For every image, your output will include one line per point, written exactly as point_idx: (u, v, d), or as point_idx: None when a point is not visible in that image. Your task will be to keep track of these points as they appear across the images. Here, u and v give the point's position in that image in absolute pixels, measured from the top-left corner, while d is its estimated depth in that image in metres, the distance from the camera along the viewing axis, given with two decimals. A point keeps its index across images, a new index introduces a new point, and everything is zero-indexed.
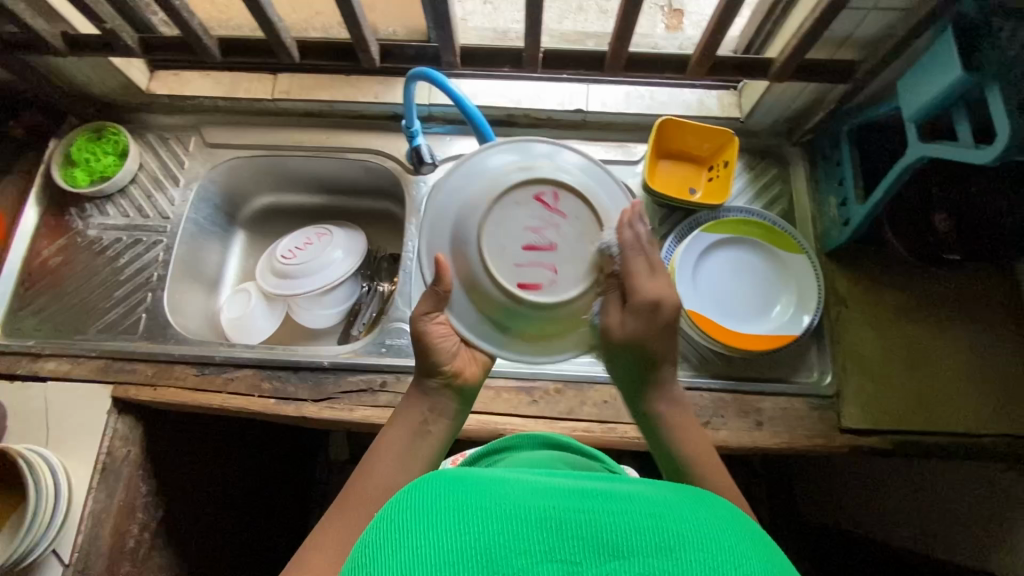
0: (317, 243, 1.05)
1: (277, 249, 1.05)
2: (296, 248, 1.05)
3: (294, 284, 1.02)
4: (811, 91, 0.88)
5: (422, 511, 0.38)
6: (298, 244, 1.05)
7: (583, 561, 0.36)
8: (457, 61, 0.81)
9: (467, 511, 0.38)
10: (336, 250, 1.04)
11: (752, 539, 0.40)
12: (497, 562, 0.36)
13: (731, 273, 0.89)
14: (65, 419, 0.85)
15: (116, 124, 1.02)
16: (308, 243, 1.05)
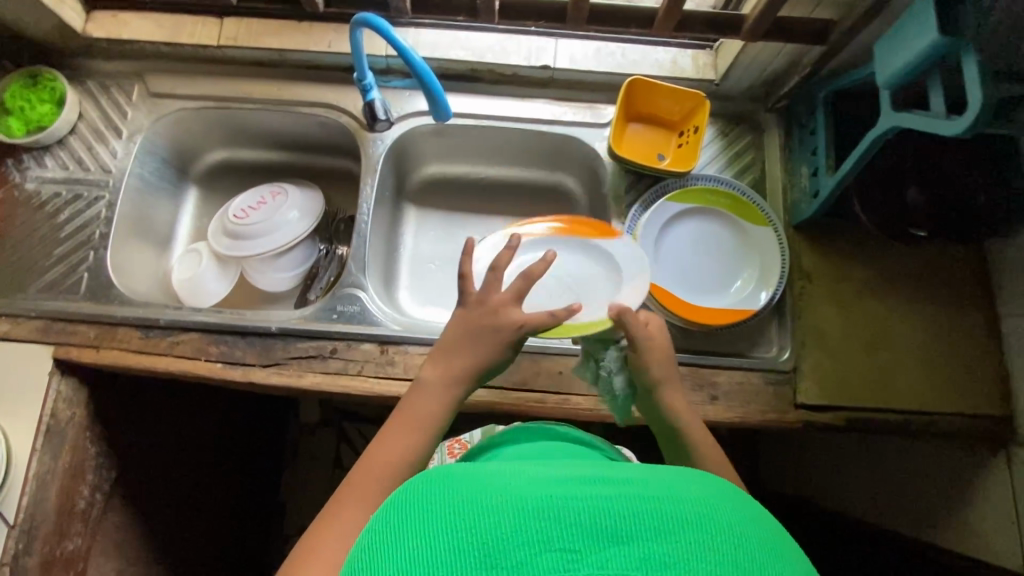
0: (272, 203, 1.00)
1: (230, 209, 1.01)
2: (250, 207, 1.00)
3: (247, 246, 0.98)
4: (788, 53, 0.83)
5: (417, 509, 0.36)
6: (252, 203, 1.01)
7: (581, 548, 0.34)
8: (407, 8, 0.75)
9: (462, 507, 0.35)
10: (290, 211, 1.00)
11: (753, 516, 0.38)
12: (495, 557, 0.33)
13: (698, 246, 0.87)
14: (5, 380, 0.83)
15: (52, 69, 0.95)
16: (262, 202, 1.01)
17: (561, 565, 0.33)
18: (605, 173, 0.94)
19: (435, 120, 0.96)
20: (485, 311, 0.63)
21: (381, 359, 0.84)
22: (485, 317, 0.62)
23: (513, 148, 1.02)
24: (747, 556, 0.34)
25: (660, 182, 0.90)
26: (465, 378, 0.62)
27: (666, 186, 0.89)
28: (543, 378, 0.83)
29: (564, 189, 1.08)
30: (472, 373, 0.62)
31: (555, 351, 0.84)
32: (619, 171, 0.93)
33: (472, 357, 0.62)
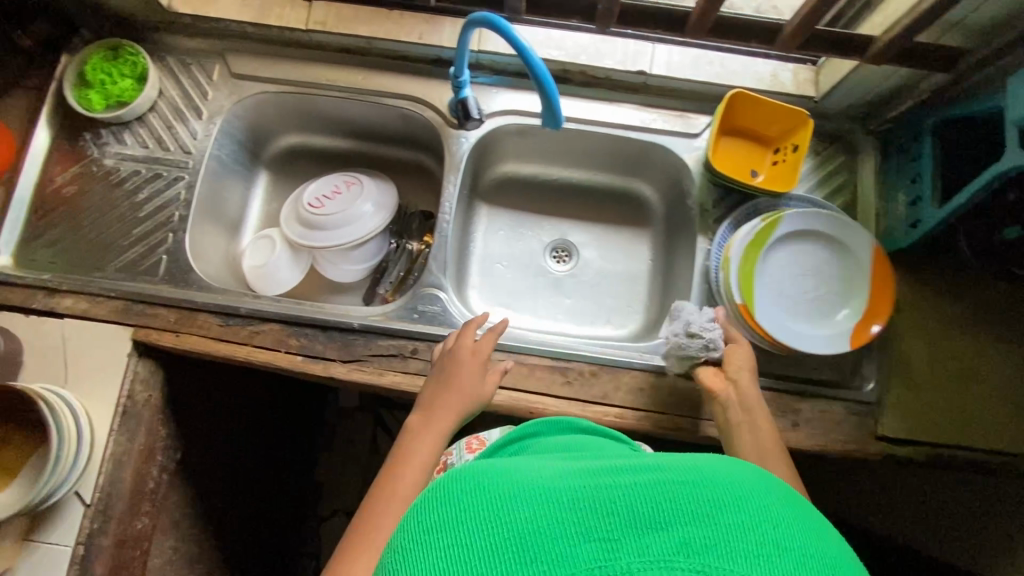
0: (345, 194, 0.99)
1: (303, 197, 0.99)
2: (324, 195, 0.99)
3: (322, 237, 0.97)
4: (903, 76, 0.80)
5: (449, 501, 0.37)
6: (324, 192, 0.99)
7: (622, 538, 0.32)
8: (522, 8, 0.72)
9: (493, 504, 0.36)
10: (364, 202, 0.98)
11: (787, 499, 0.37)
12: (531, 551, 0.32)
13: (793, 271, 0.86)
14: (82, 359, 0.83)
15: (134, 43, 0.93)
16: (336, 192, 0.99)
17: (603, 556, 0.32)
18: (693, 185, 0.92)
19: (521, 120, 0.94)
20: (450, 356, 0.77)
21: None
22: (450, 361, 0.77)
23: (593, 152, 1.00)
24: (789, 537, 0.33)
25: (752, 200, 0.88)
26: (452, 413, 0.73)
27: (758, 205, 0.87)
28: (624, 393, 0.82)
29: (639, 196, 1.06)
30: (455, 407, 0.73)
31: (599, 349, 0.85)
32: (707, 184, 0.91)
33: (452, 396, 0.74)
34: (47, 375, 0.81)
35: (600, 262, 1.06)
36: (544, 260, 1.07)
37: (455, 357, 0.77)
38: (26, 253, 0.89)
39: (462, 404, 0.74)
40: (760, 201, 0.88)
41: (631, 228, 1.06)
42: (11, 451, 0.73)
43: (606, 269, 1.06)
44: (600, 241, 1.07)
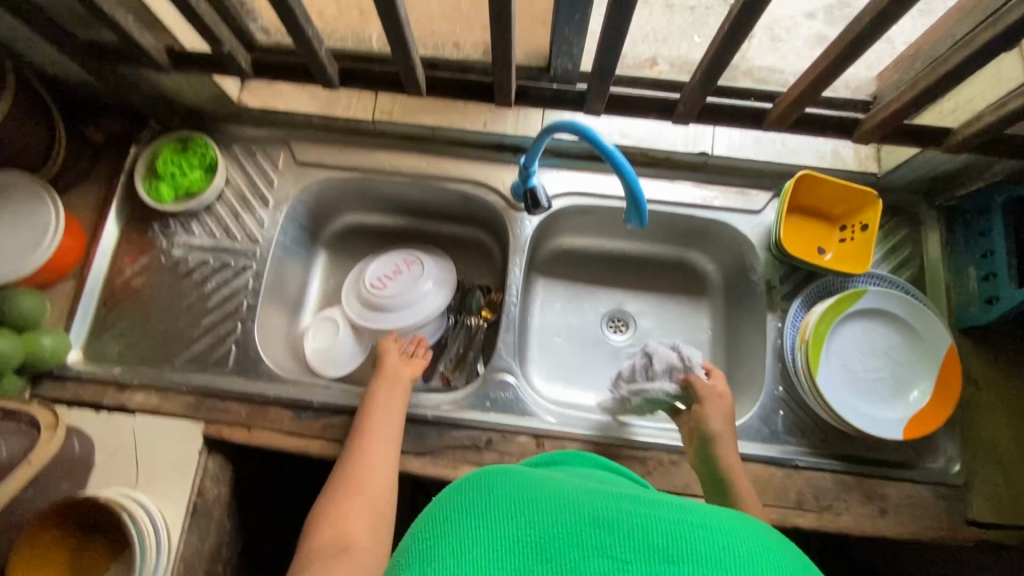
0: (405, 275, 0.99)
1: (365, 276, 1.00)
2: (384, 275, 1.00)
3: (385, 320, 0.97)
4: (970, 159, 0.81)
5: (478, 488, 0.39)
6: (382, 271, 1.00)
7: (633, 562, 0.34)
8: (602, 107, 0.74)
9: (519, 504, 0.37)
10: (425, 285, 0.99)
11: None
12: (547, 551, 0.34)
13: (871, 350, 0.83)
14: (153, 458, 0.81)
15: (202, 135, 0.95)
16: (396, 273, 1.00)
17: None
18: (757, 261, 0.92)
19: (582, 200, 0.95)
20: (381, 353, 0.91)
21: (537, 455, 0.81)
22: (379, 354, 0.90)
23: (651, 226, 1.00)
24: None
25: (820, 278, 0.88)
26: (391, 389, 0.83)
27: (829, 283, 0.88)
28: None
29: (695, 267, 1.05)
30: (394, 383, 0.84)
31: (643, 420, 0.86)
32: (773, 261, 0.91)
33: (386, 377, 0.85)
34: (118, 476, 0.80)
35: (659, 332, 1.04)
36: (602, 331, 1.05)
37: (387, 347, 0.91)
38: (94, 347, 0.89)
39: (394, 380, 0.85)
40: (830, 278, 0.88)
41: (690, 298, 1.05)
42: (83, 565, 0.71)
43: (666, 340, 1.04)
44: (657, 312, 1.05)
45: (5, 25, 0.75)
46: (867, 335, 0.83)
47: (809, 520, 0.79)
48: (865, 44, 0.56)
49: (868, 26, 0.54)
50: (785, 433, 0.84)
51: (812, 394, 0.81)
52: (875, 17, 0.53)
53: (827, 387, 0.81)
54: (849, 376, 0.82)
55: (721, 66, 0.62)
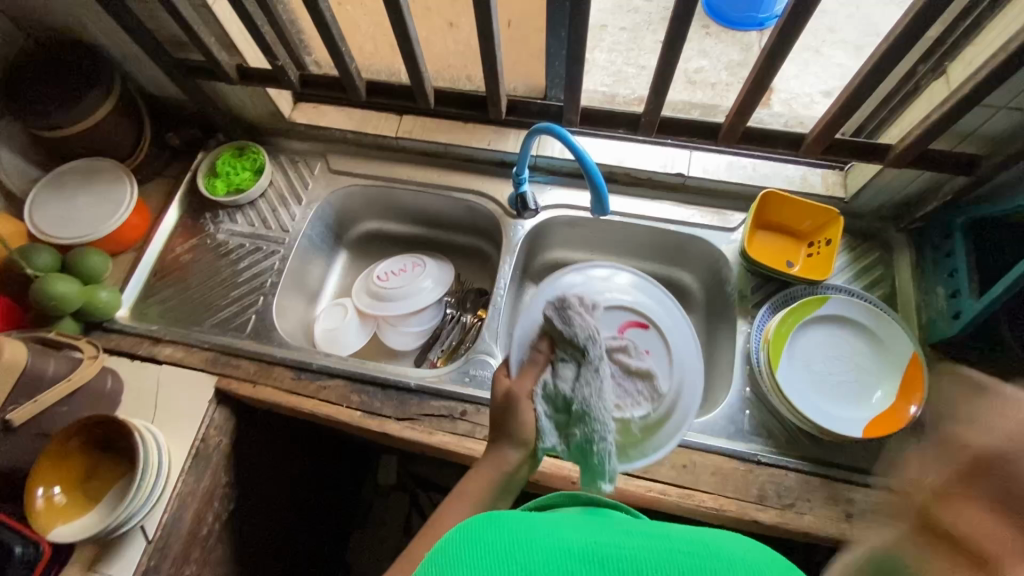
0: (632, 400, 0.66)
1: (654, 314, 0.72)
2: (635, 343, 0.69)
3: (561, 304, 0.64)
4: (925, 180, 0.87)
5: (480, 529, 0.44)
6: (664, 344, 0.70)
7: None
8: (577, 119, 0.88)
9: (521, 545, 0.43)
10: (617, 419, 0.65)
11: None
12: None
13: (835, 356, 0.87)
14: (169, 402, 0.91)
15: (257, 145, 1.14)
16: (636, 382, 0.66)
17: None
18: (731, 274, 0.98)
19: (571, 212, 1.06)
20: (512, 404, 0.65)
21: None
22: (512, 417, 0.65)
23: (637, 242, 1.08)
24: None
25: (787, 288, 0.94)
26: (486, 502, 0.64)
27: (795, 293, 0.93)
28: (666, 469, 0.83)
29: (682, 284, 1.11)
30: (499, 484, 0.65)
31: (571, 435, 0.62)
32: (745, 274, 0.97)
33: (492, 481, 0.64)
34: (139, 413, 0.90)
35: None
36: None
37: (522, 412, 0.64)
38: (140, 307, 1.03)
39: (497, 482, 0.64)
40: (798, 287, 0.93)
41: None
42: (96, 480, 0.80)
43: None
44: None
45: (121, 45, 0.98)
46: (829, 340, 0.88)
47: (770, 516, 0.79)
48: (780, 54, 0.68)
49: (780, 36, 0.66)
50: (751, 431, 0.86)
51: (776, 394, 0.84)
52: (782, 29, 0.65)
53: (789, 387, 0.84)
54: (813, 380, 0.86)
55: (668, 81, 0.75)
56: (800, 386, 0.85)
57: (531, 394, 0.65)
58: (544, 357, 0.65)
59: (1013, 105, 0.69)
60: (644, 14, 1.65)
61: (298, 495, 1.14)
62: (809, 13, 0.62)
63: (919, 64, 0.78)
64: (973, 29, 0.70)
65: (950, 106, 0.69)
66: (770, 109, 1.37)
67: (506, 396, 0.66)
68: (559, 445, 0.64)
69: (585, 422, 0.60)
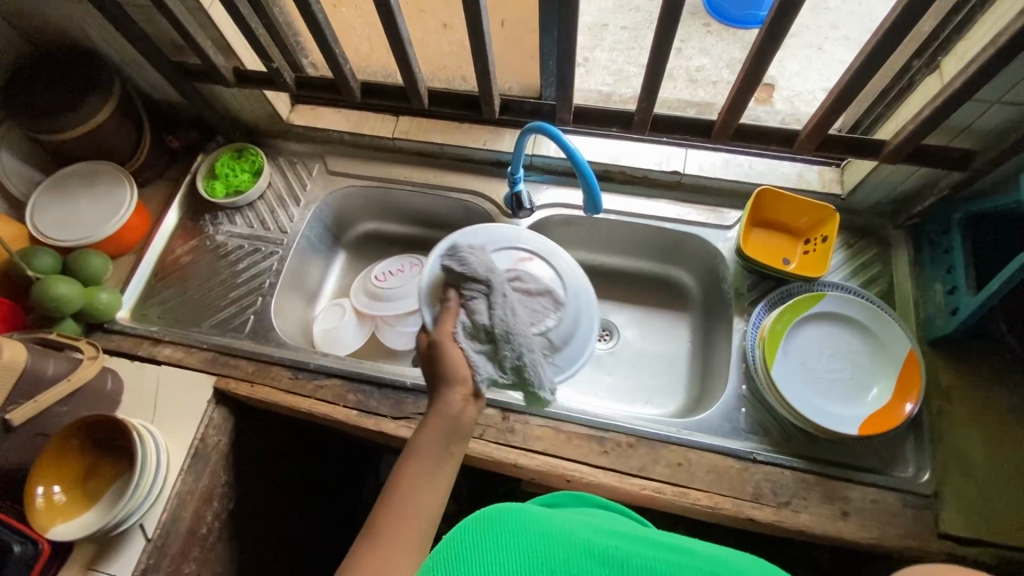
0: (541, 314, 0.79)
1: (537, 248, 0.85)
2: (530, 273, 0.82)
3: (455, 254, 0.74)
4: (921, 176, 0.86)
5: (503, 521, 0.46)
6: (556, 272, 0.84)
7: None
8: (571, 118, 0.88)
9: (541, 541, 0.45)
10: (537, 333, 0.77)
11: None
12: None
13: (831, 352, 0.86)
14: (168, 401, 0.92)
15: (256, 147, 1.15)
16: (540, 298, 0.79)
17: None
18: (727, 271, 0.98)
19: (567, 211, 1.06)
20: (437, 349, 0.69)
21: (502, 427, 0.86)
22: (440, 358, 0.68)
23: (633, 241, 1.08)
24: None
25: (783, 285, 0.94)
26: (440, 452, 0.63)
27: (792, 290, 0.92)
28: (661, 467, 0.83)
29: (679, 282, 1.10)
30: (454, 422, 0.64)
31: (500, 358, 0.69)
32: (741, 271, 0.97)
33: (441, 430, 0.64)
34: (139, 413, 0.91)
35: (641, 342, 1.08)
36: None
37: (448, 350, 0.68)
38: (140, 309, 1.05)
39: (449, 421, 0.64)
40: (795, 284, 0.93)
41: (672, 311, 1.10)
42: (96, 479, 0.81)
43: (648, 350, 1.07)
44: (640, 322, 1.10)
45: (119, 49, 0.99)
46: (826, 337, 0.87)
47: (766, 514, 0.79)
48: (770, 50, 0.68)
49: (768, 33, 0.66)
50: (746, 429, 0.86)
51: (772, 391, 0.84)
52: (771, 25, 0.65)
53: (786, 386, 0.83)
54: (809, 375, 0.85)
55: (659, 79, 0.76)
56: (797, 383, 0.85)
57: (453, 335, 0.70)
58: (453, 304, 0.72)
59: (1006, 99, 0.68)
60: (645, 13, 1.66)
61: (297, 494, 1.14)
62: (797, 9, 0.62)
63: (913, 59, 0.77)
64: (965, 23, 0.69)
65: (942, 101, 0.68)
66: (771, 107, 1.37)
67: (429, 348, 0.70)
68: (495, 374, 0.69)
69: (509, 341, 0.69)
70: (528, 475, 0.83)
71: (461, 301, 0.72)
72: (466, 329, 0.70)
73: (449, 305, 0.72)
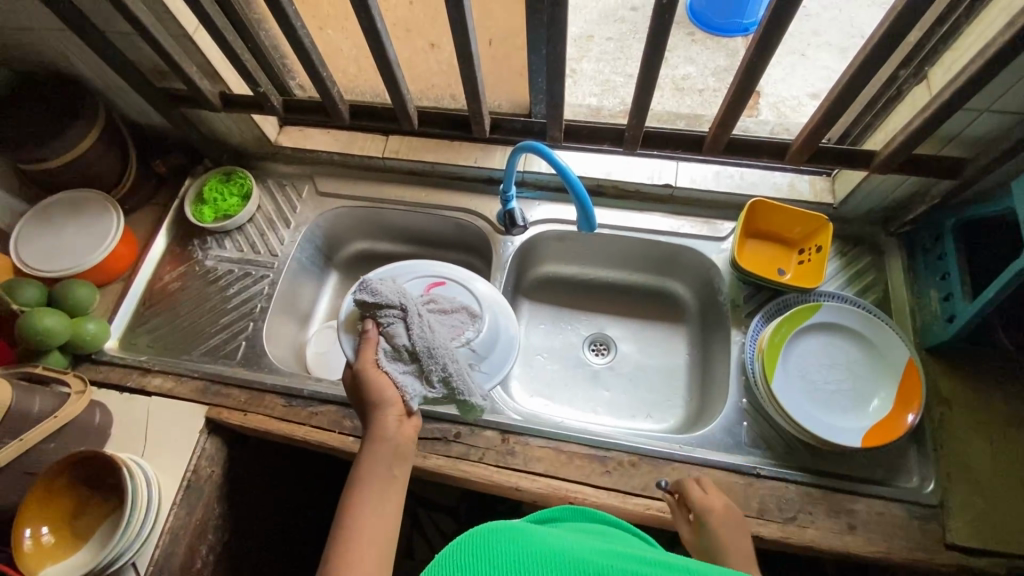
0: (460, 327, 0.78)
1: (450, 273, 0.86)
2: (443, 294, 0.81)
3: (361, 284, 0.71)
4: (911, 185, 0.87)
5: (486, 539, 0.44)
6: (468, 287, 0.85)
7: None
8: (561, 135, 0.89)
9: (525, 559, 0.42)
10: (459, 346, 0.77)
11: None
12: None
13: (829, 365, 0.86)
14: (159, 433, 0.90)
15: (244, 170, 1.14)
16: (456, 314, 0.78)
17: None
18: (723, 283, 0.98)
19: (561, 227, 1.05)
20: (361, 379, 0.68)
21: (502, 449, 0.85)
22: (366, 386, 0.67)
23: (627, 254, 1.08)
24: None
25: (779, 296, 0.93)
26: (383, 476, 0.62)
27: (787, 300, 0.92)
28: (664, 485, 0.81)
29: (674, 295, 1.10)
30: (394, 444, 0.64)
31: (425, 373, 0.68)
32: (737, 283, 0.97)
33: (380, 453, 0.63)
34: (129, 446, 0.89)
35: (638, 355, 1.07)
36: (583, 352, 1.08)
37: (373, 378, 0.67)
38: (129, 338, 1.02)
39: (386, 445, 0.63)
40: (790, 295, 0.93)
41: (667, 323, 1.09)
42: (85, 517, 0.79)
43: (645, 363, 1.06)
44: (636, 336, 1.09)
45: (103, 77, 0.98)
46: (825, 349, 0.87)
47: (772, 531, 0.77)
48: (759, 65, 0.68)
49: (756, 50, 0.66)
50: (748, 443, 0.85)
51: (772, 403, 0.83)
52: (759, 40, 0.65)
53: (784, 399, 0.83)
54: (805, 388, 0.84)
55: (647, 97, 0.76)
56: (797, 396, 0.84)
57: (377, 362, 0.68)
58: (368, 333, 0.70)
59: (995, 107, 0.69)
60: (631, 23, 1.66)
61: (292, 522, 1.12)
62: (785, 25, 0.62)
63: (901, 69, 0.78)
64: (951, 33, 0.70)
65: (932, 111, 0.69)
66: (759, 115, 1.37)
67: (353, 379, 0.69)
68: (425, 391, 0.68)
69: (433, 357, 0.68)
70: (530, 498, 0.82)
71: (378, 329, 0.70)
72: (386, 354, 0.68)
73: (364, 335, 0.70)
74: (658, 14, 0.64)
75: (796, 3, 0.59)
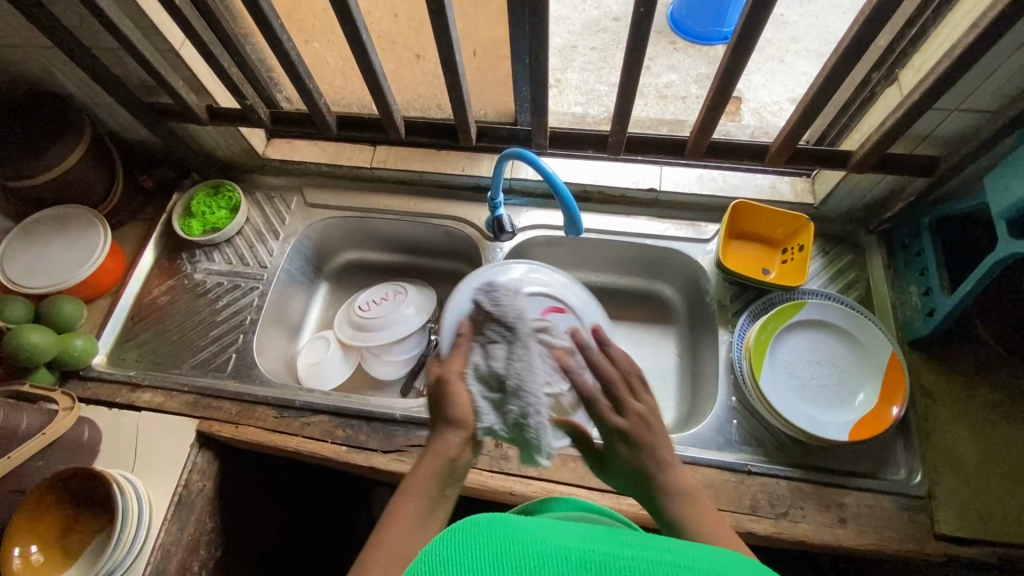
0: None
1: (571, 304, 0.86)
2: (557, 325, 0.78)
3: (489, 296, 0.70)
4: (887, 184, 0.89)
5: (469, 535, 0.42)
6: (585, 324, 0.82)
7: None
8: (546, 142, 0.90)
9: (510, 553, 0.41)
10: None
11: None
12: None
13: (814, 361, 0.88)
14: (150, 448, 0.89)
15: (231, 183, 1.14)
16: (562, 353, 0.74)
17: None
18: (709, 284, 0.99)
19: (549, 232, 1.06)
20: (439, 387, 0.61)
21: (495, 454, 0.85)
22: (443, 397, 0.60)
23: (615, 257, 1.09)
24: None
25: (765, 295, 0.95)
26: (434, 498, 0.54)
27: (773, 299, 0.94)
28: None
29: (663, 297, 1.11)
30: (449, 464, 0.56)
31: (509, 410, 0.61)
32: (723, 283, 0.98)
33: (434, 471, 0.55)
34: (118, 462, 0.88)
35: None
36: None
37: (454, 390, 0.60)
38: (117, 353, 1.02)
39: (445, 465, 0.55)
40: (775, 294, 0.94)
41: (657, 325, 1.10)
42: (75, 535, 0.78)
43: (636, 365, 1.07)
44: (627, 338, 1.10)
45: (89, 92, 0.98)
46: (810, 346, 0.89)
47: (764, 527, 0.78)
48: (736, 70, 0.70)
49: (732, 54, 0.68)
50: (739, 441, 0.86)
51: (760, 400, 0.85)
52: (735, 46, 0.67)
53: (771, 395, 0.84)
54: (795, 385, 0.86)
55: (629, 102, 0.77)
56: (785, 392, 0.85)
57: (463, 375, 0.62)
58: (468, 340, 0.66)
59: (963, 107, 0.71)
60: (613, 33, 1.70)
61: (285, 536, 1.11)
62: (759, 30, 0.64)
63: (873, 72, 0.80)
64: (920, 36, 0.72)
65: (903, 111, 0.71)
66: (740, 120, 1.40)
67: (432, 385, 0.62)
68: (496, 424, 0.61)
69: (518, 396, 0.61)
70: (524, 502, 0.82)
71: (478, 341, 0.66)
72: (477, 372, 0.62)
73: (457, 345, 0.65)
74: (636, 22, 0.66)
75: (769, 9, 0.62)
